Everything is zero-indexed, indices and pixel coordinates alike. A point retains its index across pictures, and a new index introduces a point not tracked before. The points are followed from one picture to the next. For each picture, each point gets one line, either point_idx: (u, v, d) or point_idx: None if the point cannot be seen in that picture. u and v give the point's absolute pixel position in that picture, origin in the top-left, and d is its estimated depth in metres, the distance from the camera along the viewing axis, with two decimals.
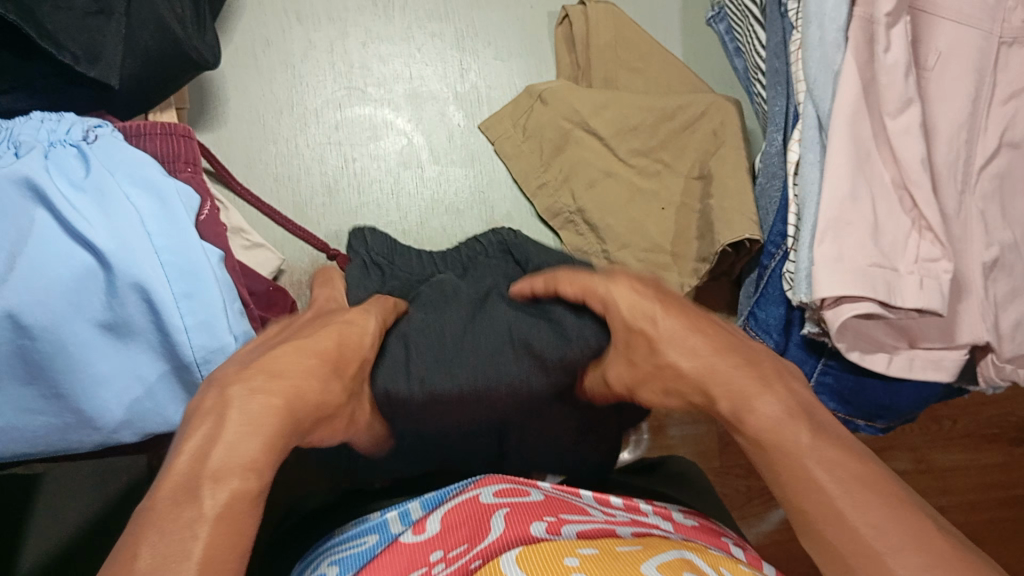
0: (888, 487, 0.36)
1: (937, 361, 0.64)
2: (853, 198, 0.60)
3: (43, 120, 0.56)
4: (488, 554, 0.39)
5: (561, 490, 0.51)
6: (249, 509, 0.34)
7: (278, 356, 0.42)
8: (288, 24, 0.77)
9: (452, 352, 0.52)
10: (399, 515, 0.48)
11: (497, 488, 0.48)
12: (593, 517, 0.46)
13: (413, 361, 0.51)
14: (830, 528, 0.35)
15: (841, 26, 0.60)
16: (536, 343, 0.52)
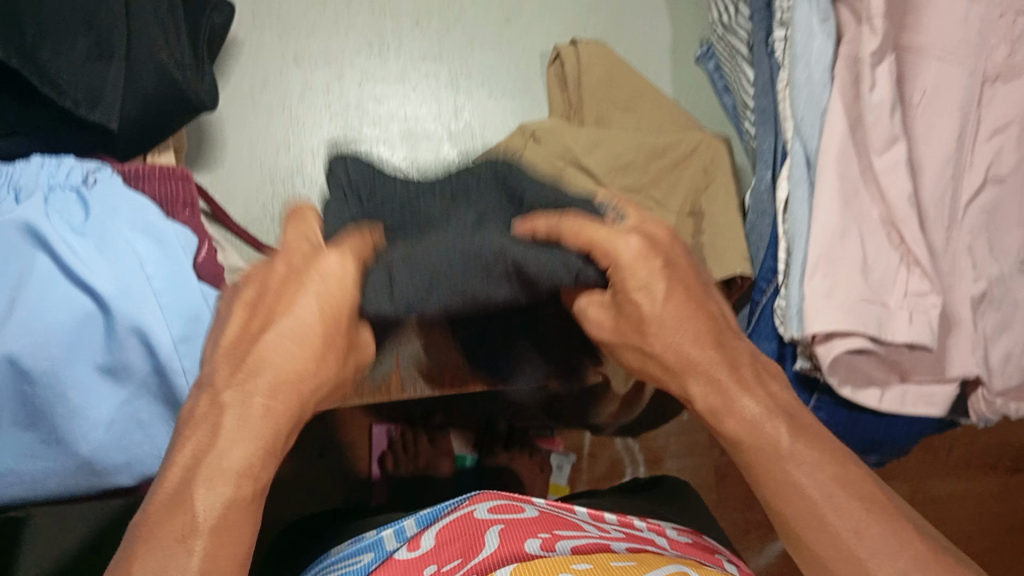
0: (856, 484, 0.45)
1: (929, 396, 0.65)
2: (841, 235, 0.61)
3: (43, 164, 0.56)
4: (483, 568, 0.47)
5: (557, 507, 0.59)
6: (248, 509, 0.42)
7: (266, 350, 0.43)
8: (285, 65, 0.79)
9: (429, 254, 0.43)
10: (396, 533, 0.55)
11: (492, 503, 0.56)
12: (588, 533, 0.53)
13: (385, 264, 0.43)
14: (805, 519, 0.45)
15: (827, 66, 0.62)
16: (534, 268, 0.42)
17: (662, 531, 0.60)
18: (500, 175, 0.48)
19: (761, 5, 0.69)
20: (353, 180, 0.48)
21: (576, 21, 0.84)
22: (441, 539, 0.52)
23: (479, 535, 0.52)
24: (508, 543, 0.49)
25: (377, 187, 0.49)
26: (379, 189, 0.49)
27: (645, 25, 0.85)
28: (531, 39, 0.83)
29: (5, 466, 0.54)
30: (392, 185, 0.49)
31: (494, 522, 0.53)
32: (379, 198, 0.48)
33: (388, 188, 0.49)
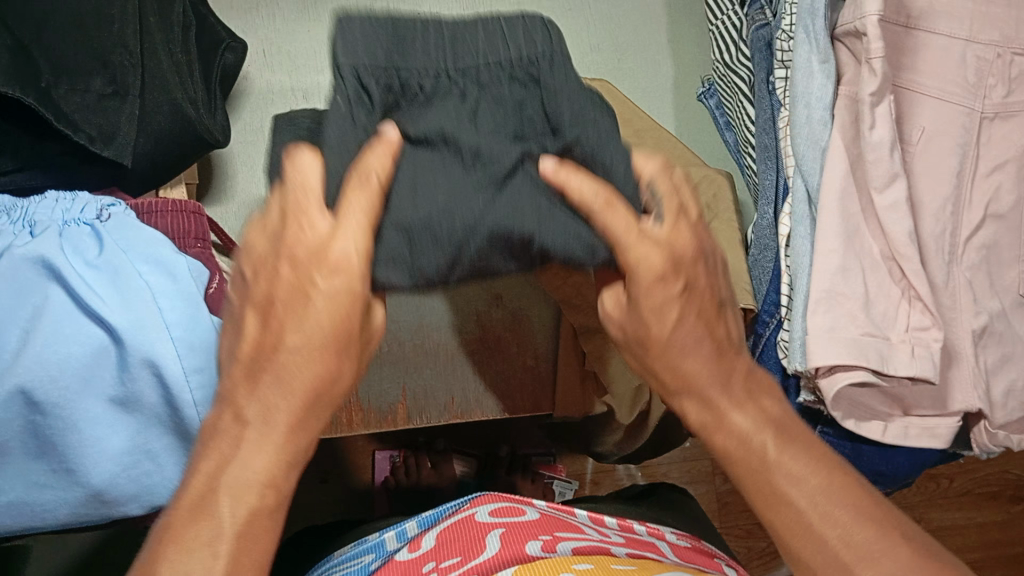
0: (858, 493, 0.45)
1: (931, 429, 0.65)
2: (843, 271, 0.61)
3: (58, 199, 0.57)
4: (483, 569, 0.49)
5: (558, 509, 0.61)
6: (265, 517, 0.43)
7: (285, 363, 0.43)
8: (295, 102, 0.80)
9: (453, 198, 0.43)
10: (397, 535, 0.60)
11: (493, 506, 0.59)
12: (587, 535, 0.55)
13: (404, 196, 0.43)
14: (801, 541, 0.44)
15: (827, 104, 0.63)
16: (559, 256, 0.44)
17: (662, 535, 0.61)
18: (531, 62, 0.45)
19: (763, 45, 0.71)
20: (368, 56, 0.43)
21: (580, 60, 0.85)
22: (440, 540, 0.55)
23: (480, 538, 0.54)
24: (510, 545, 0.51)
25: (398, 54, 0.44)
26: (399, 58, 0.44)
27: (647, 64, 0.86)
28: None
29: (17, 495, 0.55)
30: (416, 53, 0.44)
31: (495, 525, 0.55)
32: (398, 73, 0.44)
33: (410, 57, 0.44)
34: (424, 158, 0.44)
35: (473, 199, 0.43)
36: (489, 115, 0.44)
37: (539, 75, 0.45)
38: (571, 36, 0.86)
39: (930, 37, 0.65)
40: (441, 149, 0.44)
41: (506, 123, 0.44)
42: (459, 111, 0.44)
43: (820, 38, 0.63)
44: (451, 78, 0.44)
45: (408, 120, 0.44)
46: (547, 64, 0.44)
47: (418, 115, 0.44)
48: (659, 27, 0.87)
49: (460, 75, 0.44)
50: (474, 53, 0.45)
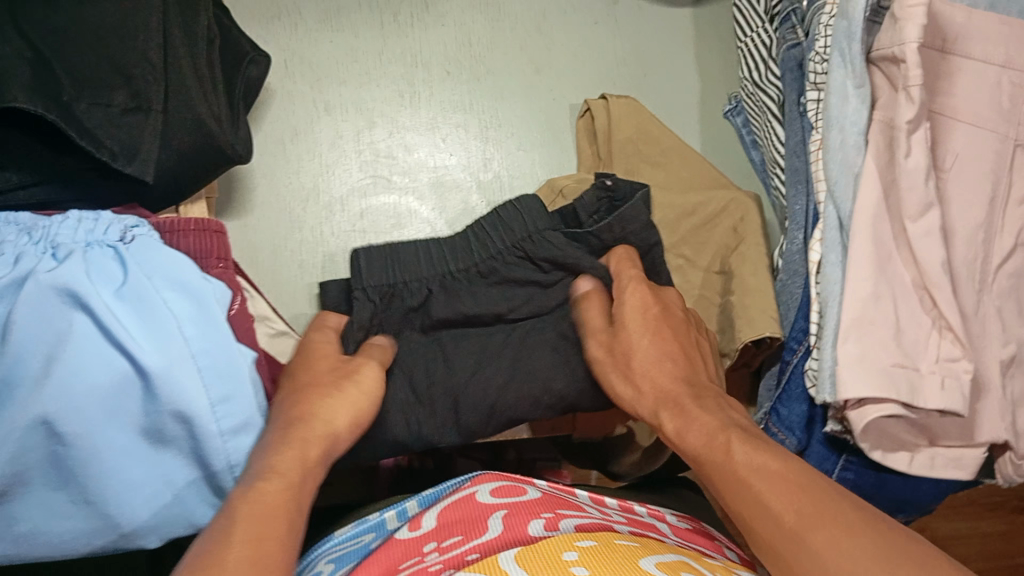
0: (817, 493, 0.46)
1: (957, 459, 0.64)
2: (875, 300, 0.61)
3: (80, 220, 0.56)
4: (486, 548, 0.48)
5: (558, 490, 0.60)
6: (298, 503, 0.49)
7: (324, 406, 0.56)
8: (315, 114, 0.79)
9: (477, 356, 0.65)
10: (398, 514, 0.59)
11: (495, 484, 0.58)
12: (589, 514, 0.55)
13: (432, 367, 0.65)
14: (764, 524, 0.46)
15: (862, 129, 0.63)
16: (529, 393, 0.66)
17: (662, 517, 0.60)
18: (517, 245, 0.67)
19: (794, 65, 0.70)
20: (399, 281, 0.67)
21: (606, 75, 0.84)
22: (442, 520, 0.55)
23: (482, 519, 0.53)
24: (512, 527, 0.50)
25: (409, 265, 0.67)
26: (413, 274, 0.67)
27: (674, 79, 0.85)
28: (560, 90, 0.83)
29: (35, 526, 0.54)
30: (422, 263, 0.68)
31: (496, 507, 0.54)
32: (408, 282, 0.67)
33: (418, 270, 0.67)
34: (449, 316, 0.67)
35: (483, 366, 0.64)
36: (490, 301, 0.67)
37: (526, 247, 0.67)
38: (596, 50, 0.85)
39: (966, 62, 0.64)
40: (459, 310, 0.67)
41: (512, 297, 0.67)
42: (468, 300, 0.67)
43: (856, 62, 0.62)
44: (454, 282, 0.68)
45: (432, 308, 0.67)
46: (524, 235, 0.67)
47: (435, 304, 0.67)
48: (686, 42, 0.86)
49: (462, 275, 0.68)
50: (467, 255, 0.68)
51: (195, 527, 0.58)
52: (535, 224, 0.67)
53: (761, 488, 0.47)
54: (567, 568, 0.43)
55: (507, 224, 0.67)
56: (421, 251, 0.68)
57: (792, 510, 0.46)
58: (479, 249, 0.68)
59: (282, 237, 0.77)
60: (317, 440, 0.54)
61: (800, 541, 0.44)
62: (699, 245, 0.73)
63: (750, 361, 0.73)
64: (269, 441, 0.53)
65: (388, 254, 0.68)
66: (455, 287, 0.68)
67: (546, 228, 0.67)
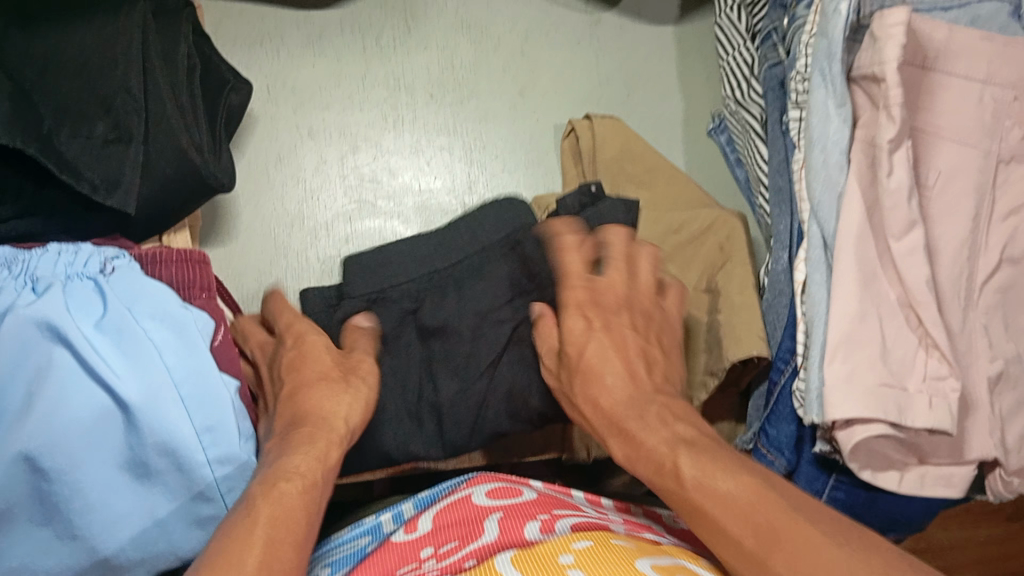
0: (779, 507, 0.43)
1: (948, 477, 0.64)
2: (861, 320, 0.61)
3: (60, 252, 0.55)
4: (482, 554, 0.47)
5: (554, 490, 0.60)
6: (304, 506, 0.46)
7: (323, 400, 0.55)
8: (299, 139, 0.79)
9: (460, 376, 0.65)
10: (394, 516, 0.59)
11: (491, 486, 0.58)
12: (585, 514, 0.55)
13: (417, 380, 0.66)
14: (745, 542, 0.43)
15: (844, 148, 0.63)
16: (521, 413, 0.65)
17: (658, 519, 0.61)
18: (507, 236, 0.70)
19: (776, 84, 0.70)
20: (382, 287, 0.68)
21: (591, 95, 0.84)
22: (438, 522, 0.54)
23: (478, 523, 0.52)
24: (508, 531, 0.50)
25: (391, 270, 0.68)
26: (395, 280, 0.68)
27: (658, 98, 0.85)
28: (545, 110, 0.83)
29: (19, 563, 0.52)
30: (409, 264, 0.69)
31: (493, 508, 0.54)
32: (396, 285, 0.68)
33: (400, 275, 0.68)
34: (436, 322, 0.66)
35: (470, 384, 0.65)
36: (473, 299, 0.66)
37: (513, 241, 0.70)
38: (580, 71, 0.85)
39: (948, 79, 0.65)
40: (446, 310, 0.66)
41: (498, 297, 0.66)
42: (453, 300, 0.67)
43: (837, 82, 0.63)
44: (440, 281, 0.69)
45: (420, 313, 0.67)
46: (511, 229, 0.70)
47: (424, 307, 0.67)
48: (668, 60, 0.86)
49: (448, 274, 0.69)
50: (453, 252, 0.69)
51: (180, 559, 0.56)
52: (522, 224, 0.70)
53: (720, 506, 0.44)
54: (564, 572, 0.43)
55: (493, 221, 0.70)
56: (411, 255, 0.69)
57: (753, 532, 0.42)
58: (463, 246, 0.70)
59: (265, 265, 0.76)
60: (328, 438, 0.52)
61: (764, 567, 0.42)
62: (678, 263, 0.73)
63: (738, 378, 0.73)
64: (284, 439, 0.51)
65: (372, 261, 0.69)
66: (441, 286, 0.68)
67: (529, 222, 0.70)
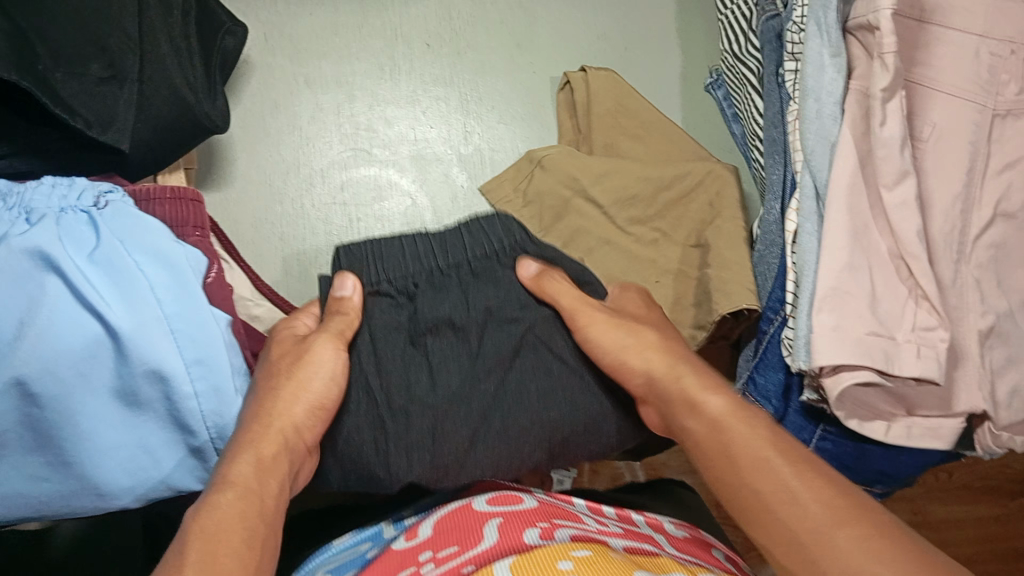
0: (841, 489, 0.45)
1: (935, 429, 0.64)
2: (849, 269, 0.61)
3: (55, 185, 0.56)
4: (481, 559, 0.46)
5: (555, 498, 0.59)
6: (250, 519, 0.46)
7: (282, 398, 0.54)
8: (296, 87, 0.79)
9: (462, 379, 0.56)
10: (393, 523, 0.58)
11: (492, 493, 0.57)
12: (585, 525, 0.53)
13: (414, 372, 0.56)
14: (785, 509, 0.45)
15: (838, 99, 0.63)
16: (531, 417, 0.55)
17: (660, 527, 0.58)
18: (516, 247, 0.60)
19: (773, 36, 0.70)
20: (369, 282, 0.58)
21: (587, 50, 0.85)
22: (437, 529, 0.53)
23: (478, 527, 0.51)
24: (508, 534, 0.49)
25: (386, 260, 0.59)
26: (390, 272, 0.59)
27: (656, 53, 0.85)
28: (542, 65, 0.84)
29: (13, 491, 0.53)
30: (406, 258, 0.59)
31: (492, 514, 0.53)
32: (392, 279, 0.59)
33: (397, 267, 0.59)
34: (438, 333, 0.58)
35: (475, 377, 0.56)
36: (481, 297, 0.59)
37: (524, 248, 0.60)
38: (578, 26, 0.85)
39: (945, 32, 0.65)
40: (450, 311, 0.58)
41: (509, 297, 0.59)
42: (457, 297, 0.59)
43: (832, 32, 0.63)
44: (441, 280, 0.59)
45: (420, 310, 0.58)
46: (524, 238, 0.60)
47: (424, 304, 0.58)
48: (668, 16, 0.86)
49: (449, 272, 0.59)
50: (456, 251, 0.60)
51: (172, 490, 0.57)
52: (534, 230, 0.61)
53: (780, 464, 0.47)
54: None
55: (505, 224, 0.61)
56: (412, 252, 0.59)
57: (827, 506, 0.45)
58: (469, 247, 0.60)
59: (259, 209, 0.77)
60: (271, 438, 0.52)
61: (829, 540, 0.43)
62: (574, 234, 0.74)
63: (729, 332, 0.73)
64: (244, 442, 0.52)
65: (368, 249, 0.59)
66: (440, 285, 0.59)
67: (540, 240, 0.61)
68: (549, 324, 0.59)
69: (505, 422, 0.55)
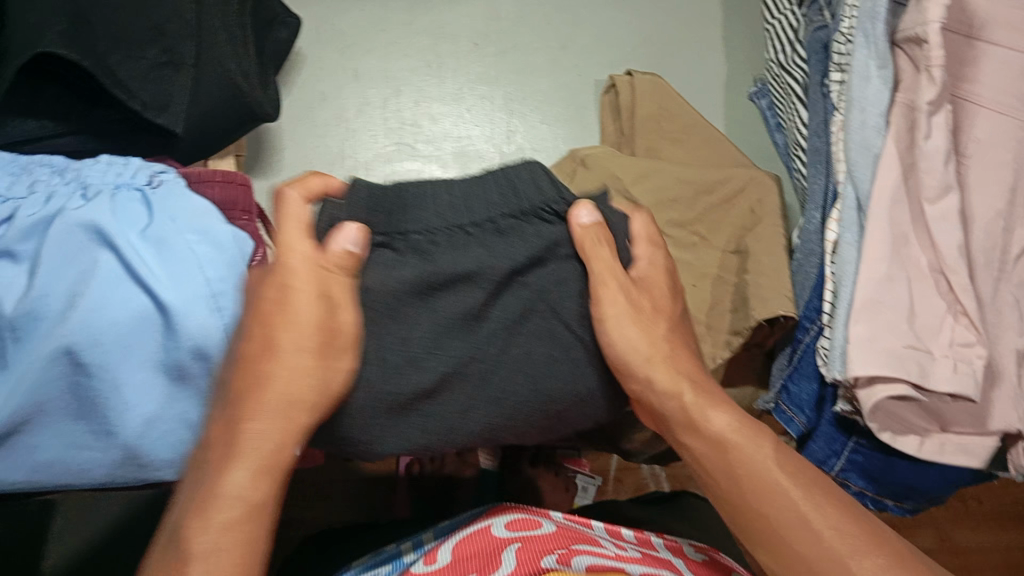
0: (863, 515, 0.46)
1: (968, 447, 0.63)
2: (888, 282, 0.61)
3: (111, 163, 0.57)
4: None
5: (573, 521, 0.58)
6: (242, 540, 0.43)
7: (269, 379, 0.45)
8: (344, 81, 0.81)
9: (472, 352, 0.48)
10: (414, 545, 0.57)
11: (510, 518, 0.57)
12: (603, 549, 0.52)
13: (413, 331, 0.47)
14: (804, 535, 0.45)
15: (883, 111, 0.63)
16: (555, 401, 0.48)
17: (679, 550, 0.57)
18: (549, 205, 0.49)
19: (819, 47, 0.70)
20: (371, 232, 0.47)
21: (632, 54, 0.85)
22: (456, 555, 0.53)
23: (497, 555, 0.52)
24: (525, 563, 0.49)
25: (406, 208, 0.48)
26: (407, 224, 0.48)
27: (702, 59, 0.86)
28: (586, 67, 0.85)
29: (54, 457, 0.54)
30: (421, 210, 0.48)
31: (511, 541, 0.53)
32: (405, 231, 0.48)
33: (416, 219, 0.48)
34: (448, 287, 0.47)
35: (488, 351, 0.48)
36: (506, 254, 0.48)
37: (557, 212, 0.49)
38: (624, 30, 0.86)
39: (990, 48, 0.64)
40: (466, 266, 0.47)
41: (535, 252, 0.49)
42: (481, 254, 0.48)
43: (880, 42, 0.63)
44: (462, 236, 0.48)
45: (433, 264, 0.47)
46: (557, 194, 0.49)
47: (440, 257, 0.47)
48: (714, 23, 0.87)
49: (470, 224, 0.48)
50: (482, 200, 0.49)
51: None
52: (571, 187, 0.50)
53: (783, 483, 0.47)
54: None
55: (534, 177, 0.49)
56: (426, 200, 0.48)
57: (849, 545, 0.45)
58: (496, 197, 0.49)
59: None
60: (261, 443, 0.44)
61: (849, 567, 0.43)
62: None
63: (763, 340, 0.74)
64: (232, 421, 0.44)
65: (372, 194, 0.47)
66: (455, 236, 0.48)
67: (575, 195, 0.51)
68: (566, 289, 0.50)
69: (521, 409, 0.48)
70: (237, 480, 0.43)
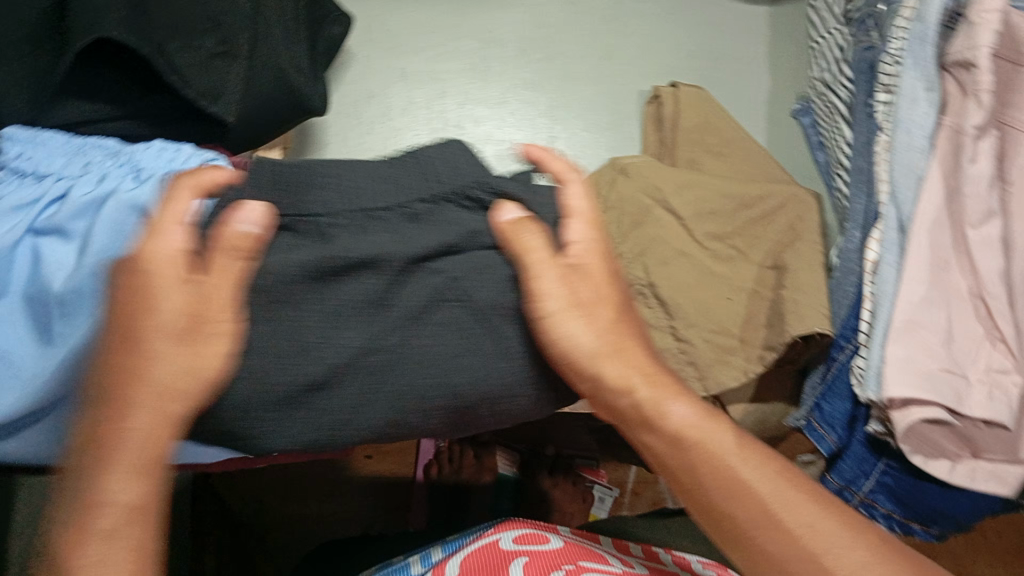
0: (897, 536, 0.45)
1: (1001, 475, 0.61)
2: (926, 304, 0.60)
3: (162, 149, 0.57)
4: None
5: (581, 538, 0.60)
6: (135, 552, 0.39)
7: (148, 370, 0.40)
8: (391, 80, 0.82)
9: (368, 338, 0.46)
10: (421, 559, 0.58)
11: (518, 533, 0.57)
12: (612, 567, 0.51)
13: (307, 314, 0.45)
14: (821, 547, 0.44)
15: (928, 133, 0.62)
16: (458, 391, 0.46)
17: (687, 565, 0.58)
18: (463, 191, 0.50)
19: (865, 67, 0.70)
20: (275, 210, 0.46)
21: (676, 67, 0.87)
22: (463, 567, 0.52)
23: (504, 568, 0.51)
24: None
25: (307, 188, 0.48)
26: (311, 204, 0.47)
27: (748, 73, 0.88)
28: (629, 78, 0.86)
29: None
30: (326, 193, 0.48)
31: (518, 555, 0.53)
32: (308, 212, 0.47)
33: (324, 201, 0.48)
34: (344, 270, 0.46)
35: (384, 337, 0.46)
36: (412, 238, 0.47)
37: (477, 199, 0.50)
38: (668, 44, 0.87)
39: None
40: (364, 250, 0.46)
41: (448, 238, 0.48)
42: (387, 236, 0.47)
43: (928, 67, 0.62)
44: (365, 218, 0.48)
45: (333, 244, 0.46)
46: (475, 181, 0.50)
47: (338, 239, 0.47)
48: (760, 39, 0.88)
49: (377, 210, 0.49)
50: (397, 189, 0.49)
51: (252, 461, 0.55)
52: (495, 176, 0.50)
53: None
54: None
55: (455, 164, 0.51)
56: (339, 187, 0.49)
57: None
58: (414, 186, 0.50)
59: None
60: (143, 443, 0.40)
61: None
62: (651, 244, 0.72)
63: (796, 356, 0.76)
64: (99, 423, 0.40)
65: (284, 172, 0.47)
66: (365, 221, 0.48)
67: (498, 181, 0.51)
68: (481, 273, 0.48)
69: (424, 398, 0.46)
70: (113, 488, 0.39)
